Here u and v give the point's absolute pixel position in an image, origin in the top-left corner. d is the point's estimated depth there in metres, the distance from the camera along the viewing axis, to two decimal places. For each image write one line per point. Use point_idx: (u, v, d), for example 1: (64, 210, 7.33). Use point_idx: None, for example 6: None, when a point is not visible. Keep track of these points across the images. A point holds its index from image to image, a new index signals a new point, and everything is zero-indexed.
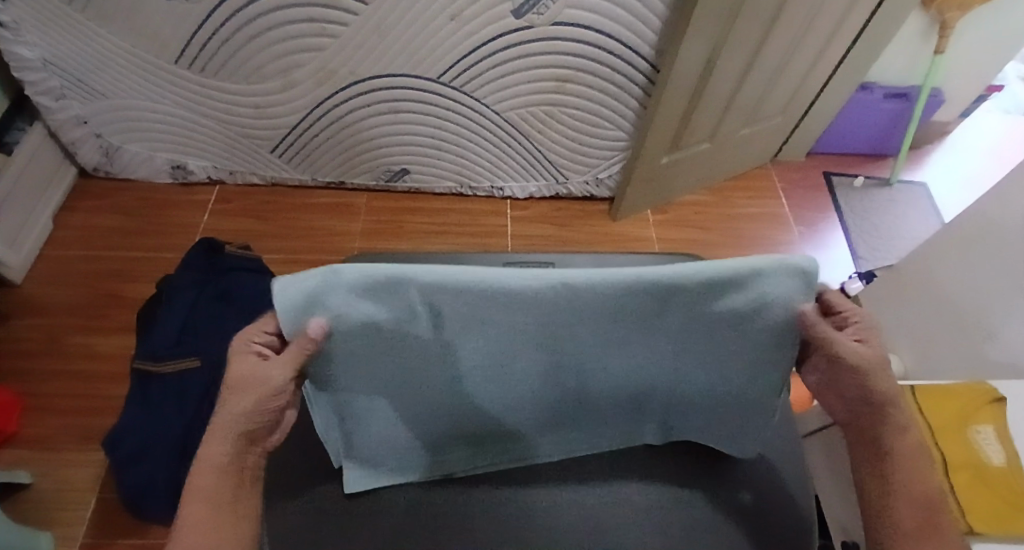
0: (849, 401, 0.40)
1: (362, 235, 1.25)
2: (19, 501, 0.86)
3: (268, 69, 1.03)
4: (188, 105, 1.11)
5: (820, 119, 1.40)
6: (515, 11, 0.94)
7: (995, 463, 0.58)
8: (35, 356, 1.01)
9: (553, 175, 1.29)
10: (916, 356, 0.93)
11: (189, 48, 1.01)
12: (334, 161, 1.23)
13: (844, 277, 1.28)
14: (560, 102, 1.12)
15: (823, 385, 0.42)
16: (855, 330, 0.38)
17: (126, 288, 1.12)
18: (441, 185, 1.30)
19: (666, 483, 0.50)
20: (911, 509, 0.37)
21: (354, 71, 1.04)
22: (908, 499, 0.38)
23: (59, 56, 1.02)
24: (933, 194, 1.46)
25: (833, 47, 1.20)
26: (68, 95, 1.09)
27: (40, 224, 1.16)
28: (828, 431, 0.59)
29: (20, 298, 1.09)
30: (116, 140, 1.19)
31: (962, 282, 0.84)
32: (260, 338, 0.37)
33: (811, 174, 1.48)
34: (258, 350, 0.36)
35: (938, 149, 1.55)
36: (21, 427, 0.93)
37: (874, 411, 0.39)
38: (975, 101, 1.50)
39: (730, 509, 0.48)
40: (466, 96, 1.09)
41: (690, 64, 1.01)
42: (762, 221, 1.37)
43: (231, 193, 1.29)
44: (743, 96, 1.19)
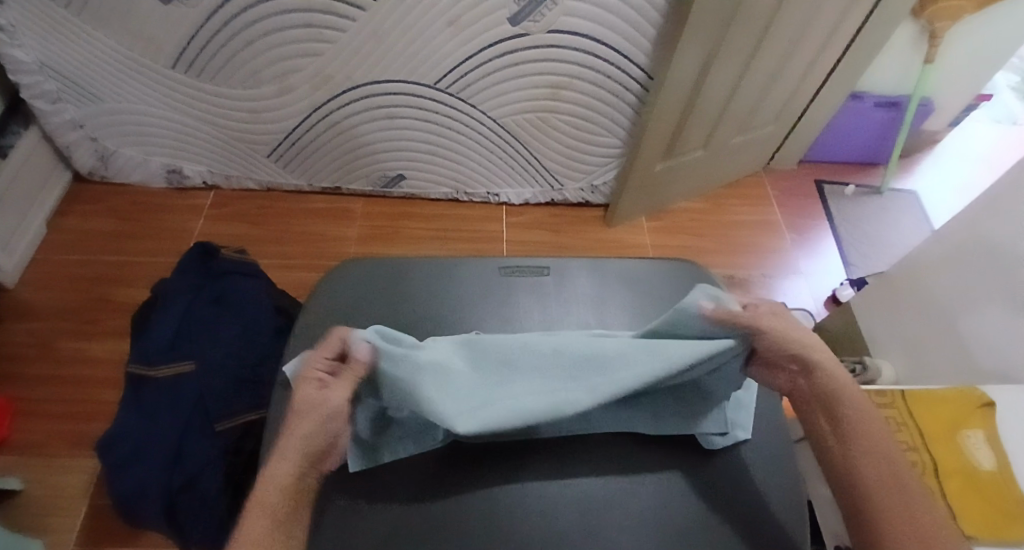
0: (780, 365, 0.47)
1: (358, 239, 1.26)
2: (9, 507, 0.85)
3: (265, 74, 1.04)
4: (185, 110, 1.12)
5: (812, 127, 1.41)
6: (512, 18, 0.95)
7: (985, 467, 0.59)
8: (27, 360, 1.00)
9: (549, 181, 1.30)
10: (907, 362, 0.94)
11: (187, 52, 1.01)
12: (331, 166, 1.24)
13: (836, 284, 1.29)
14: (556, 109, 1.13)
15: (761, 366, 0.48)
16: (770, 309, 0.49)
17: (119, 292, 1.11)
18: (437, 190, 1.30)
19: (660, 485, 0.50)
20: (864, 456, 0.41)
21: (352, 77, 1.04)
22: (862, 448, 0.41)
23: (56, 60, 1.02)
24: (923, 202, 1.48)
25: (825, 56, 1.22)
26: (63, 98, 1.09)
27: (33, 227, 1.15)
28: None
29: (12, 302, 1.08)
30: (112, 143, 1.19)
31: (953, 290, 0.85)
32: (320, 365, 0.45)
33: (804, 182, 1.50)
34: (319, 375, 0.44)
35: (929, 158, 1.58)
36: (12, 432, 0.92)
37: (815, 369, 0.45)
38: (964, 111, 1.52)
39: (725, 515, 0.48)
40: (462, 103, 1.10)
41: (684, 73, 1.03)
42: (755, 228, 1.38)
43: (227, 197, 1.28)
44: (737, 104, 1.21)
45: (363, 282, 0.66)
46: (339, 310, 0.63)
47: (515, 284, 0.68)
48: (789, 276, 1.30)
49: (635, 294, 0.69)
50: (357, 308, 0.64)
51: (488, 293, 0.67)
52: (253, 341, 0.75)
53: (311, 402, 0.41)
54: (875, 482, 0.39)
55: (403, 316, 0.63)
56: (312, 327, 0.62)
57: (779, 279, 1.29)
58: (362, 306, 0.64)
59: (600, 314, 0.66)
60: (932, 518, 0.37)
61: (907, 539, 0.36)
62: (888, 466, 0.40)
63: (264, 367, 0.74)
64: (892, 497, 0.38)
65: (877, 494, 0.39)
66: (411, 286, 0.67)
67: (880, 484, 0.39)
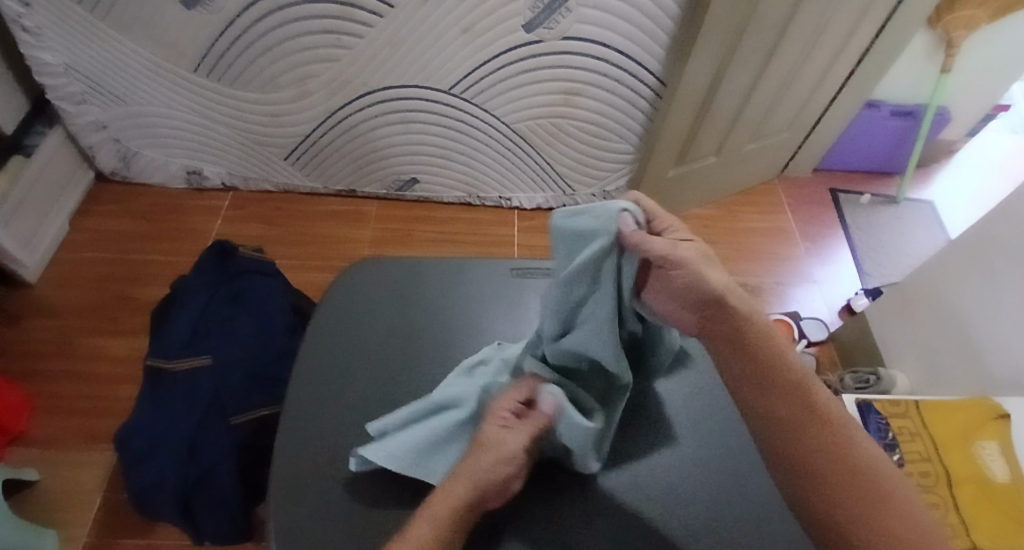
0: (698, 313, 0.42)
1: (371, 242, 1.27)
2: (26, 498, 0.87)
3: (283, 78, 1.06)
4: (205, 113, 1.14)
5: (826, 135, 1.40)
6: (526, 25, 0.96)
7: (998, 478, 0.59)
8: (47, 355, 1.03)
9: (560, 186, 1.31)
10: (921, 372, 0.93)
11: (208, 57, 1.03)
12: (345, 169, 1.25)
13: (850, 293, 1.28)
14: (568, 115, 1.14)
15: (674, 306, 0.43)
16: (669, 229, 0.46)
17: (138, 290, 1.14)
18: (450, 194, 1.32)
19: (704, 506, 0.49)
20: (782, 396, 0.37)
21: (367, 82, 1.06)
22: (782, 388, 0.38)
23: (82, 63, 1.06)
24: (940, 212, 1.46)
25: (839, 65, 1.21)
26: (88, 100, 1.12)
27: (56, 225, 1.18)
28: None
29: (35, 298, 1.11)
30: (134, 145, 1.22)
31: (968, 299, 0.84)
32: (508, 407, 0.47)
33: (818, 190, 1.48)
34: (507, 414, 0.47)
35: (945, 167, 1.56)
36: (31, 425, 0.94)
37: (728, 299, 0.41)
38: (982, 120, 1.50)
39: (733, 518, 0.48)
40: (476, 108, 1.11)
41: (696, 80, 1.03)
42: (768, 236, 1.37)
43: (244, 199, 1.31)
44: (750, 112, 1.21)
45: (376, 282, 0.67)
46: (352, 309, 0.65)
47: (525, 286, 0.69)
48: (801, 285, 1.29)
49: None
50: (369, 307, 0.65)
51: (499, 294, 0.68)
52: (267, 339, 0.76)
53: (490, 446, 0.43)
54: (782, 421, 0.36)
55: (414, 316, 0.64)
56: (325, 325, 0.63)
57: (792, 288, 1.28)
58: (375, 306, 0.65)
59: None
60: (857, 442, 0.35)
61: (838, 482, 0.33)
62: (807, 401, 0.37)
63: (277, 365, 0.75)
64: (816, 440, 0.35)
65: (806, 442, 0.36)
66: (424, 286, 0.67)
67: (789, 423, 0.36)
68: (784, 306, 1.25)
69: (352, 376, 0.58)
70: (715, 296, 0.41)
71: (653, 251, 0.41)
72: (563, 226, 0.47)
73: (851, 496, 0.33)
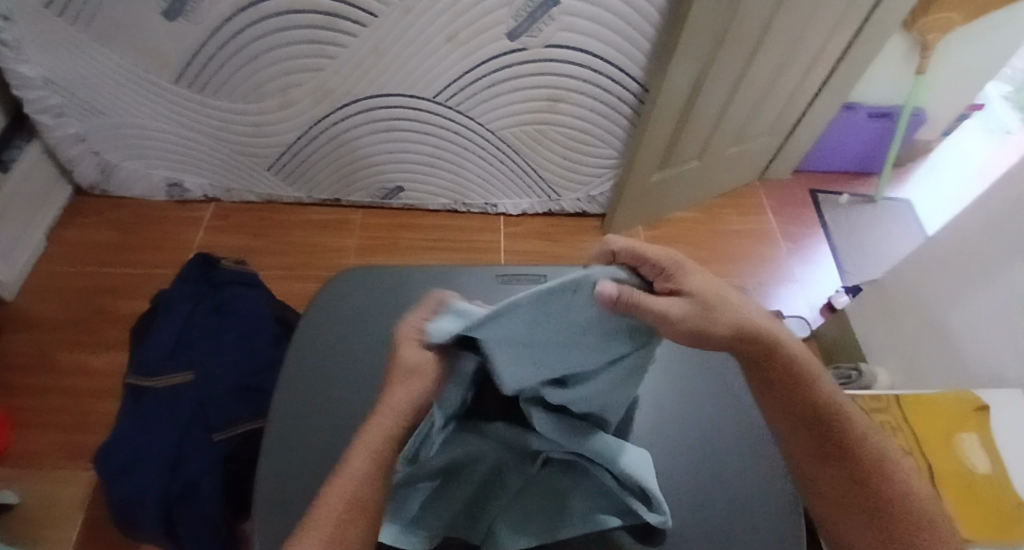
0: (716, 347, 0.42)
1: (357, 251, 1.27)
2: (4, 519, 0.85)
3: (266, 89, 1.06)
4: (187, 124, 1.13)
5: (806, 137, 1.43)
6: (509, 33, 0.97)
7: (980, 470, 0.60)
8: (25, 371, 1.01)
9: (546, 192, 1.31)
10: (901, 368, 0.95)
11: (190, 68, 1.03)
12: (331, 178, 1.25)
13: (832, 292, 1.30)
14: (552, 121, 1.15)
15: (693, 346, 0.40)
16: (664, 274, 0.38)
17: (119, 304, 1.12)
18: (436, 202, 1.32)
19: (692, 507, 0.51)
20: (814, 430, 0.43)
21: (351, 91, 1.06)
22: (813, 419, 0.43)
23: (61, 75, 1.04)
24: (917, 210, 1.50)
25: (817, 69, 1.24)
26: (67, 113, 1.11)
27: (34, 240, 1.16)
28: None
29: (12, 313, 1.08)
30: (114, 157, 1.20)
31: (945, 297, 0.86)
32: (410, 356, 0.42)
33: (798, 191, 1.51)
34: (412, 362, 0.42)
35: (921, 167, 1.59)
36: (8, 444, 0.92)
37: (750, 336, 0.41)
38: (955, 120, 1.54)
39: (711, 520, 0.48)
40: (461, 116, 1.12)
41: (678, 85, 1.04)
42: (752, 237, 1.39)
43: (227, 210, 1.30)
44: (731, 115, 1.22)
45: (362, 291, 0.67)
46: (337, 318, 0.64)
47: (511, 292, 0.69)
48: (784, 285, 1.31)
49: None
50: (354, 316, 0.65)
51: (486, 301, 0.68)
52: (252, 350, 0.75)
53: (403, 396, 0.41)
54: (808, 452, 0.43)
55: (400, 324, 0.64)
56: (311, 335, 0.62)
57: (775, 288, 1.30)
58: (361, 314, 0.65)
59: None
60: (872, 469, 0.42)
61: (859, 509, 0.42)
62: (835, 430, 0.43)
63: (261, 375, 0.74)
64: (845, 472, 0.42)
65: (839, 469, 0.43)
66: (409, 295, 0.67)
67: (814, 455, 0.43)
68: (769, 306, 1.27)
69: (338, 385, 0.58)
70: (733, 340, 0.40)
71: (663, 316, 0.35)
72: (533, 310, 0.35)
73: (882, 513, 0.41)
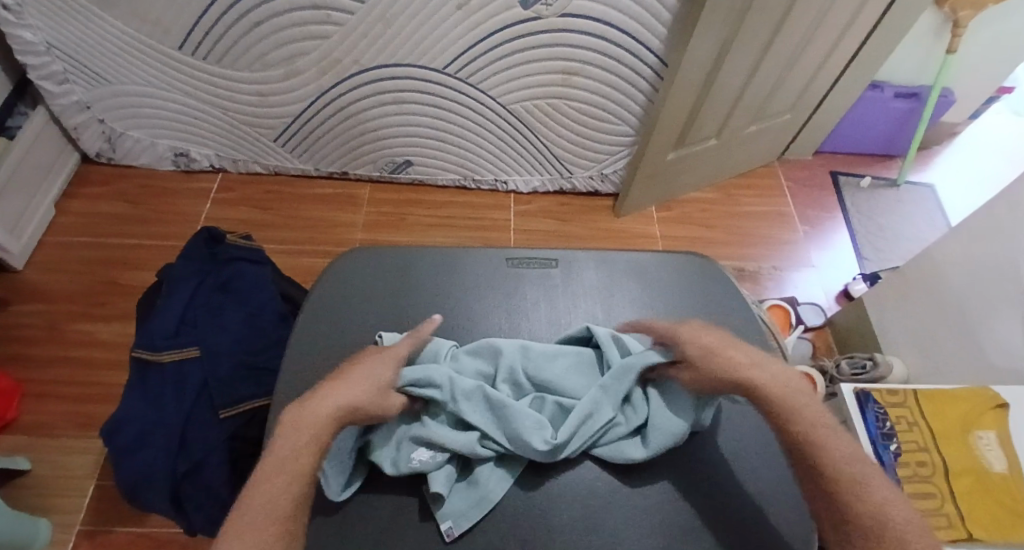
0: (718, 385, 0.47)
1: (365, 226, 1.25)
2: (17, 486, 0.86)
3: (271, 57, 1.02)
4: (191, 93, 1.11)
5: (828, 118, 1.38)
6: (523, 2, 0.93)
7: (996, 469, 0.60)
8: (34, 342, 1.01)
9: (557, 169, 1.28)
10: (919, 360, 0.93)
11: (193, 34, 1.00)
12: (338, 151, 1.22)
13: (848, 278, 1.27)
14: (566, 95, 1.11)
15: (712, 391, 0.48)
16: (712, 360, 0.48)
17: (125, 276, 1.12)
18: (444, 177, 1.29)
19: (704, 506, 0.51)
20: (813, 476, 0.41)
21: (360, 61, 1.02)
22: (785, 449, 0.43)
23: (63, 40, 1.02)
24: (940, 195, 1.45)
25: (843, 46, 1.18)
26: (71, 80, 1.09)
27: (42, 209, 1.15)
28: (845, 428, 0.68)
29: (22, 284, 1.09)
30: (119, 126, 1.18)
31: (968, 288, 0.83)
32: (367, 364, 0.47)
33: (818, 173, 1.47)
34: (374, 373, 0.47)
35: (946, 150, 1.54)
36: (20, 413, 0.93)
37: (724, 379, 0.47)
38: (985, 102, 1.48)
39: (693, 510, 0.51)
40: (471, 88, 1.08)
41: (698, 60, 1.00)
42: (768, 220, 1.36)
43: (234, 181, 1.28)
44: (752, 93, 1.18)
45: (368, 273, 0.66)
46: (341, 301, 0.63)
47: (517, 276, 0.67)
48: (799, 270, 1.28)
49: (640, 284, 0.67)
50: (358, 300, 0.63)
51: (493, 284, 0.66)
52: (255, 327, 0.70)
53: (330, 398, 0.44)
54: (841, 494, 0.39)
55: (405, 310, 0.63)
56: (315, 317, 0.61)
57: (789, 273, 1.27)
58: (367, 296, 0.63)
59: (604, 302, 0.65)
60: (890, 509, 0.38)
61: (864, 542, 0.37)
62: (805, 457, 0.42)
63: (268, 357, 0.70)
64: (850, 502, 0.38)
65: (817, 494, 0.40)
66: (415, 278, 0.66)
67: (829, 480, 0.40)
68: (782, 291, 1.24)
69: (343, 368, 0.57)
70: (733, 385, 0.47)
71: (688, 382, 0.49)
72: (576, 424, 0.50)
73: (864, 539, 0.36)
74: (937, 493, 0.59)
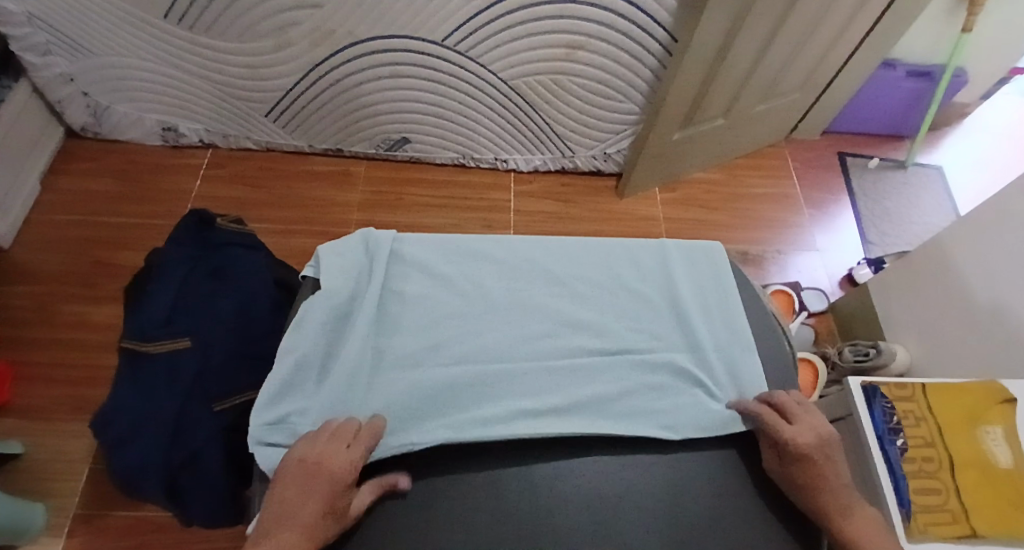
0: (788, 456, 0.47)
1: (361, 205, 1.22)
2: (13, 469, 0.85)
3: (262, 27, 0.97)
4: (178, 65, 1.06)
5: (838, 96, 1.34)
6: None
7: (1001, 463, 0.59)
8: (23, 323, 0.99)
9: (559, 148, 1.24)
10: (922, 348, 0.92)
11: (179, 2, 0.95)
12: (333, 127, 1.18)
13: (852, 263, 1.26)
14: (570, 71, 1.07)
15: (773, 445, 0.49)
16: (808, 426, 0.48)
17: (117, 255, 1.09)
18: (443, 155, 1.25)
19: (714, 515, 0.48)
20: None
21: (354, 32, 0.98)
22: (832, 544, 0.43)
23: (42, 8, 0.96)
24: (947, 178, 1.42)
25: (857, 24, 1.14)
26: (53, 51, 1.03)
27: (27, 187, 1.11)
28: (850, 421, 0.68)
29: (10, 264, 1.06)
30: (105, 100, 1.13)
31: (978, 278, 0.81)
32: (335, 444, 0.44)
33: (825, 154, 1.43)
34: (325, 450, 0.44)
35: (955, 131, 1.50)
36: (13, 396, 0.92)
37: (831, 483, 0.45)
38: (998, 83, 1.44)
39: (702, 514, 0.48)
40: (471, 62, 1.03)
41: (709, 36, 0.96)
42: (773, 202, 1.33)
43: (225, 157, 1.24)
44: (762, 71, 1.14)
45: (391, 245, 0.62)
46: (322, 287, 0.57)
47: (539, 284, 0.62)
48: (803, 254, 1.26)
49: (713, 325, 0.60)
50: (357, 276, 0.59)
51: (512, 297, 0.60)
52: (252, 317, 0.69)
53: (292, 487, 0.41)
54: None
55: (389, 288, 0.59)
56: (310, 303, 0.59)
57: (792, 256, 1.25)
58: (363, 262, 0.61)
59: (638, 328, 0.60)
60: None
61: None
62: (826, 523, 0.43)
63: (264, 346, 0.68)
64: None
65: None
66: (405, 254, 0.62)
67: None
68: (785, 276, 1.22)
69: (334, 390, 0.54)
70: (807, 455, 0.46)
71: (787, 438, 0.47)
72: (581, 407, 0.53)
73: None
74: (942, 488, 0.58)
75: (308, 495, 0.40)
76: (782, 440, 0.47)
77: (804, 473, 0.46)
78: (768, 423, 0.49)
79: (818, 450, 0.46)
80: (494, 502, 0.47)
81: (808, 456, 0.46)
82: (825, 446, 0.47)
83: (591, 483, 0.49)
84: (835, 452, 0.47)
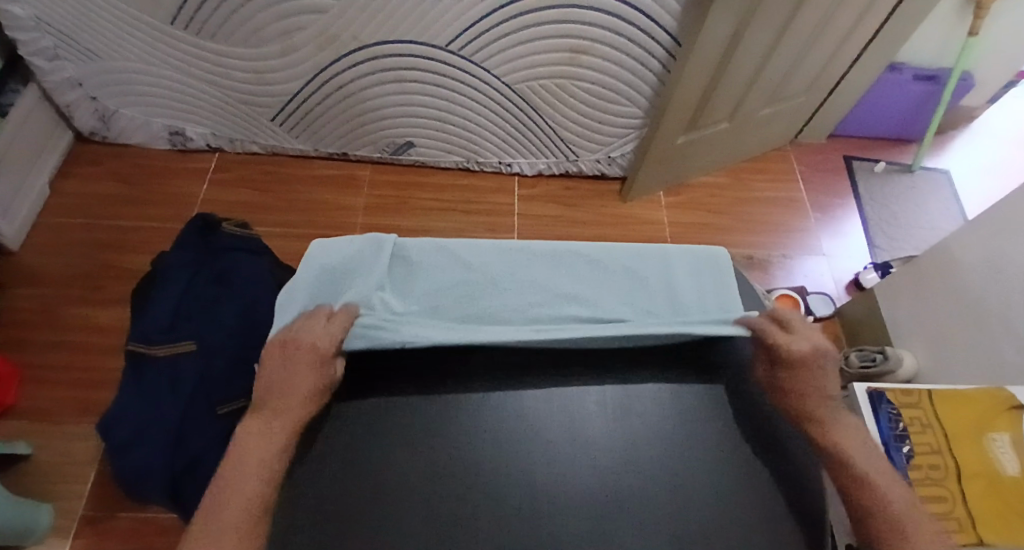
0: (782, 362, 0.52)
1: (366, 209, 1.22)
2: (19, 471, 0.86)
3: (267, 32, 0.98)
4: (185, 69, 1.07)
5: (844, 99, 1.33)
6: None
7: (1009, 473, 0.58)
8: (30, 326, 1.00)
9: (563, 151, 1.24)
10: (930, 354, 0.91)
11: (186, 8, 0.96)
12: (338, 131, 1.19)
13: (858, 267, 1.25)
14: (574, 75, 1.07)
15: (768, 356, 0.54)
16: (802, 339, 0.53)
17: (124, 258, 1.10)
18: (446, 159, 1.25)
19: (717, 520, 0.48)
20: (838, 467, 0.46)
21: (359, 36, 0.98)
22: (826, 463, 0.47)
23: (51, 13, 0.97)
24: (955, 181, 1.41)
25: (863, 27, 1.14)
26: (61, 56, 1.05)
27: (35, 190, 1.12)
28: None
29: (18, 267, 1.07)
30: (112, 104, 1.14)
31: (986, 284, 0.81)
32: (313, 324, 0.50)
33: (831, 158, 1.42)
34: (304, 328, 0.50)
35: (963, 135, 1.49)
36: (19, 398, 0.92)
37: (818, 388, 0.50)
38: (1006, 86, 1.43)
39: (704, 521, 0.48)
40: (474, 66, 1.04)
41: (713, 40, 0.96)
42: (778, 206, 1.33)
43: (230, 161, 1.25)
44: (767, 75, 1.13)
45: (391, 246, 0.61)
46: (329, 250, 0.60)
47: (538, 262, 0.63)
48: (809, 258, 1.26)
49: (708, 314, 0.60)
50: (363, 252, 0.60)
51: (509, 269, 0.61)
52: (256, 321, 0.69)
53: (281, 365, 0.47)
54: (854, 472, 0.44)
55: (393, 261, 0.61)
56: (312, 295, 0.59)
57: (798, 260, 1.25)
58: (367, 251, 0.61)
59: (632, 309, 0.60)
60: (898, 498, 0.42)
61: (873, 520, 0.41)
62: (812, 427, 0.49)
63: None
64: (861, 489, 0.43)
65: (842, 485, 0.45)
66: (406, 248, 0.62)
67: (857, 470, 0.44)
68: (791, 280, 1.22)
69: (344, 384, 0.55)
70: (800, 360, 0.51)
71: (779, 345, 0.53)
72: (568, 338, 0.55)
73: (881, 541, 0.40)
74: (948, 496, 0.57)
75: (295, 371, 0.47)
76: (777, 348, 0.53)
77: (792, 378, 0.52)
78: (767, 334, 0.55)
79: (810, 357, 0.52)
80: (496, 500, 0.48)
81: (800, 363, 0.51)
82: (819, 356, 0.52)
83: (589, 482, 0.50)
84: (826, 361, 0.52)
